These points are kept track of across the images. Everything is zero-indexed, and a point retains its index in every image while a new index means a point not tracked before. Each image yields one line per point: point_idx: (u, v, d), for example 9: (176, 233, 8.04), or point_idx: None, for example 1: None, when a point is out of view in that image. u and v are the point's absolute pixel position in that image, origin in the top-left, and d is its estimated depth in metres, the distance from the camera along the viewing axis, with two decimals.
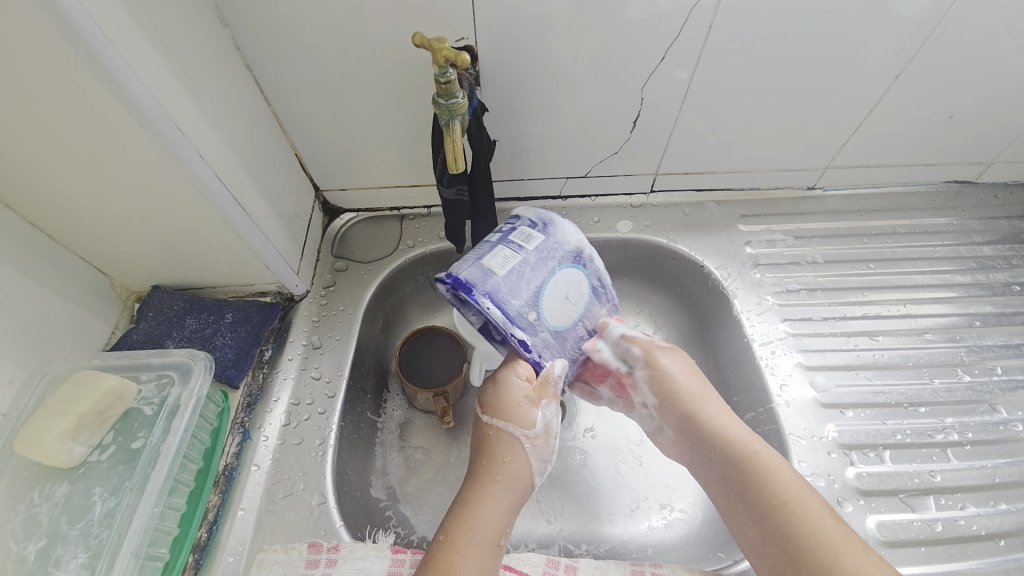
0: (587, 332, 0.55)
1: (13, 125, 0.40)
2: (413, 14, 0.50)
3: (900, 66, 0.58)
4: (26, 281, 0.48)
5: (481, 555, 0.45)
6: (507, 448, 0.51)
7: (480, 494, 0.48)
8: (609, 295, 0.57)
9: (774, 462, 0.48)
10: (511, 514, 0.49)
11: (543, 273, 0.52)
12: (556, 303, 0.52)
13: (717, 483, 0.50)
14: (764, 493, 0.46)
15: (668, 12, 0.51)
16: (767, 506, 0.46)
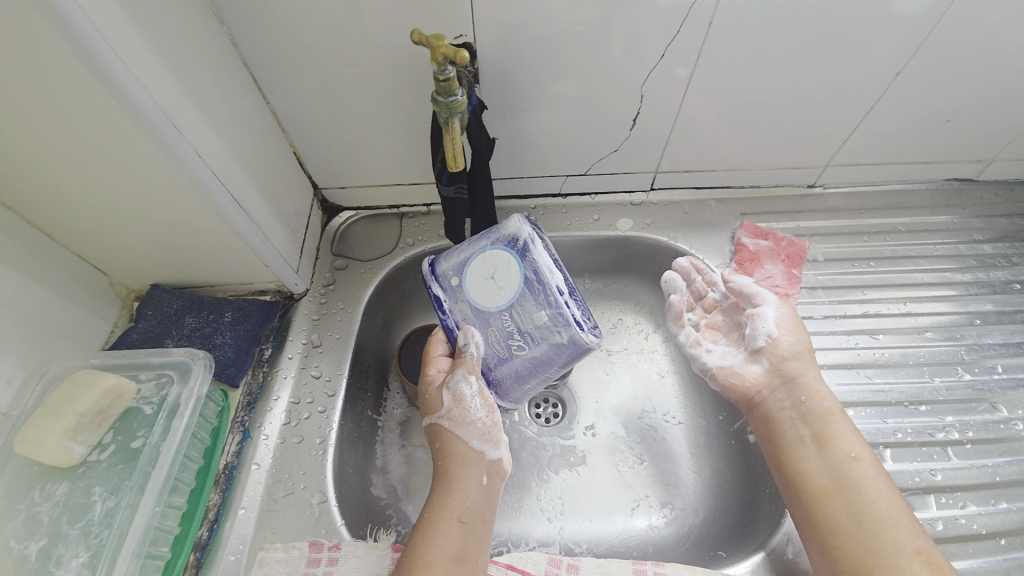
0: (519, 330, 0.53)
1: (8, 123, 0.39)
2: (411, 11, 0.50)
3: (901, 63, 0.57)
4: (24, 280, 0.48)
5: (446, 534, 0.49)
6: (438, 435, 0.55)
7: (437, 487, 0.52)
8: (551, 297, 0.53)
9: (851, 430, 0.53)
10: (472, 491, 0.52)
11: (476, 248, 0.57)
12: (479, 284, 0.55)
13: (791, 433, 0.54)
14: (842, 448, 0.52)
15: (668, 9, 0.51)
16: (843, 458, 0.51)
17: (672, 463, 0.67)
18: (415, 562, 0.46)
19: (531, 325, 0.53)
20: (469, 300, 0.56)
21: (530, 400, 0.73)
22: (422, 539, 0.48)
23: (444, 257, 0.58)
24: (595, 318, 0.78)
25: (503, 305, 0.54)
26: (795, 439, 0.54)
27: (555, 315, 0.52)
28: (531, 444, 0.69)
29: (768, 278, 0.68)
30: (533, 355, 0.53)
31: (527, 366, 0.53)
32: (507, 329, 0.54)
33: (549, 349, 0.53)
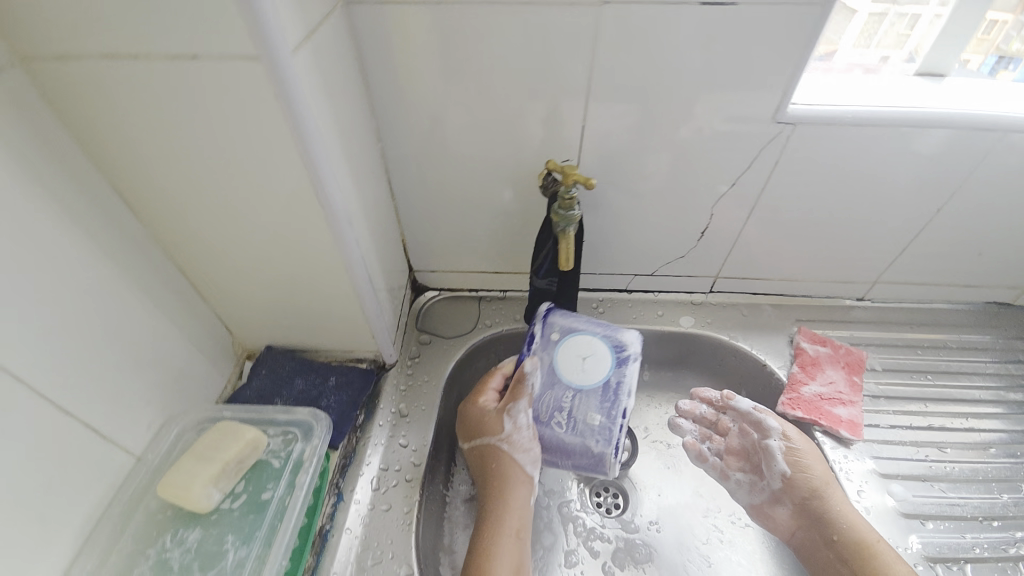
0: (568, 412, 0.57)
1: (220, 210, 0.48)
2: (534, 137, 0.61)
3: (942, 199, 0.67)
4: (179, 335, 0.54)
5: (504, 546, 0.54)
6: (494, 456, 0.59)
7: (493, 508, 0.57)
8: (615, 411, 0.56)
9: (892, 557, 0.56)
10: (526, 509, 0.57)
11: (589, 328, 0.62)
12: (569, 358, 0.60)
13: (824, 560, 0.59)
14: (876, 568, 0.55)
15: (744, 149, 0.62)
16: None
17: (741, 569, 0.66)
18: (480, 571, 0.52)
19: (581, 416, 0.57)
20: (554, 358, 0.60)
21: (592, 487, 0.73)
22: (484, 554, 0.53)
23: (560, 313, 0.64)
24: (653, 408, 0.80)
25: (574, 381, 0.59)
26: (829, 564, 0.58)
27: (606, 425, 0.56)
28: (594, 535, 0.69)
29: (830, 381, 0.71)
30: (563, 436, 0.57)
31: (552, 441, 0.57)
32: (561, 402, 0.58)
33: (580, 444, 0.56)
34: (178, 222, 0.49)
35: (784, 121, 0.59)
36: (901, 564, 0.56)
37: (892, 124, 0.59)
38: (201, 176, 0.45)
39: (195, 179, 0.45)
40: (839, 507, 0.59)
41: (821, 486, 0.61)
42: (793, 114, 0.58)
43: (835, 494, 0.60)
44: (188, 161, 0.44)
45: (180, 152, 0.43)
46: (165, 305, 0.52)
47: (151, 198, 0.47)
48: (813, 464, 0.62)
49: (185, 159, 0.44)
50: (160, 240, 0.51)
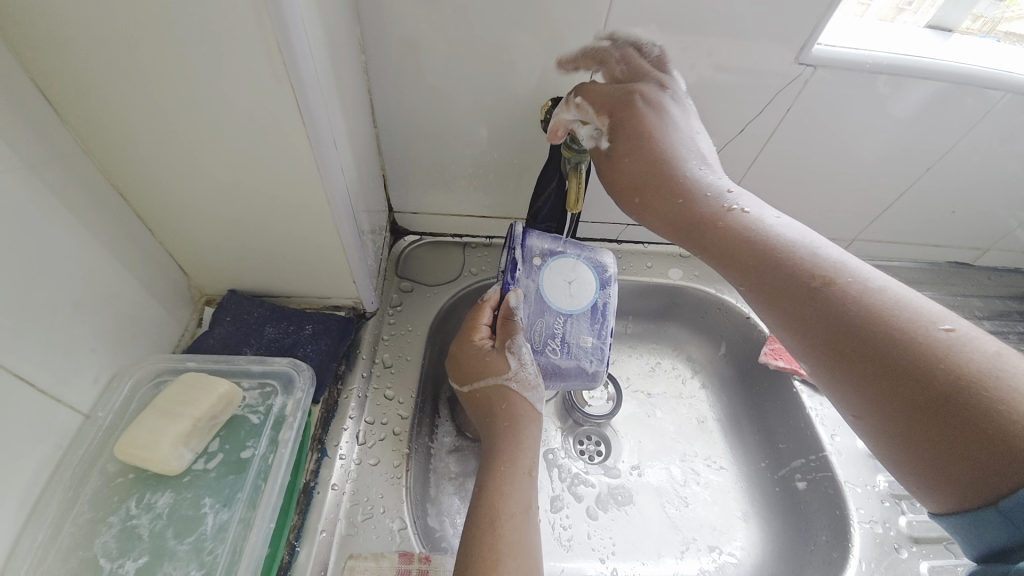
0: (562, 338, 0.57)
1: (171, 122, 0.39)
2: (539, 62, 0.55)
3: (931, 160, 0.67)
4: (125, 273, 0.46)
5: (522, 488, 0.47)
6: (498, 397, 0.53)
7: (501, 446, 0.50)
8: (604, 331, 0.58)
9: (942, 333, 0.35)
10: (537, 450, 0.51)
11: (570, 251, 0.60)
12: (555, 282, 0.59)
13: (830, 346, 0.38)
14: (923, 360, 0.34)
15: (756, 91, 0.59)
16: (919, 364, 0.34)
17: (716, 507, 0.69)
18: (495, 517, 0.44)
19: (575, 340, 0.57)
20: (539, 283, 0.58)
21: (576, 436, 0.72)
22: (496, 494, 0.46)
23: (537, 235, 0.60)
24: (635, 358, 0.81)
25: (562, 305, 0.58)
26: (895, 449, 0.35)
27: (598, 347, 0.57)
28: (579, 480, 0.69)
29: None
30: (561, 359, 0.56)
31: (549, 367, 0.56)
32: (553, 329, 0.57)
33: (575, 367, 0.56)
34: (117, 134, 0.40)
35: (806, 63, 0.56)
36: (936, 325, 0.35)
37: (904, 76, 0.57)
38: (145, 79, 0.36)
39: (137, 80, 0.36)
40: (795, 267, 0.42)
41: (804, 257, 0.42)
42: (817, 55, 0.55)
43: (787, 264, 0.42)
44: (128, 57, 0.34)
45: (116, 44, 0.34)
46: (105, 238, 0.44)
47: (79, 103, 0.37)
48: None
49: (122, 56, 0.34)
50: (92, 157, 0.41)
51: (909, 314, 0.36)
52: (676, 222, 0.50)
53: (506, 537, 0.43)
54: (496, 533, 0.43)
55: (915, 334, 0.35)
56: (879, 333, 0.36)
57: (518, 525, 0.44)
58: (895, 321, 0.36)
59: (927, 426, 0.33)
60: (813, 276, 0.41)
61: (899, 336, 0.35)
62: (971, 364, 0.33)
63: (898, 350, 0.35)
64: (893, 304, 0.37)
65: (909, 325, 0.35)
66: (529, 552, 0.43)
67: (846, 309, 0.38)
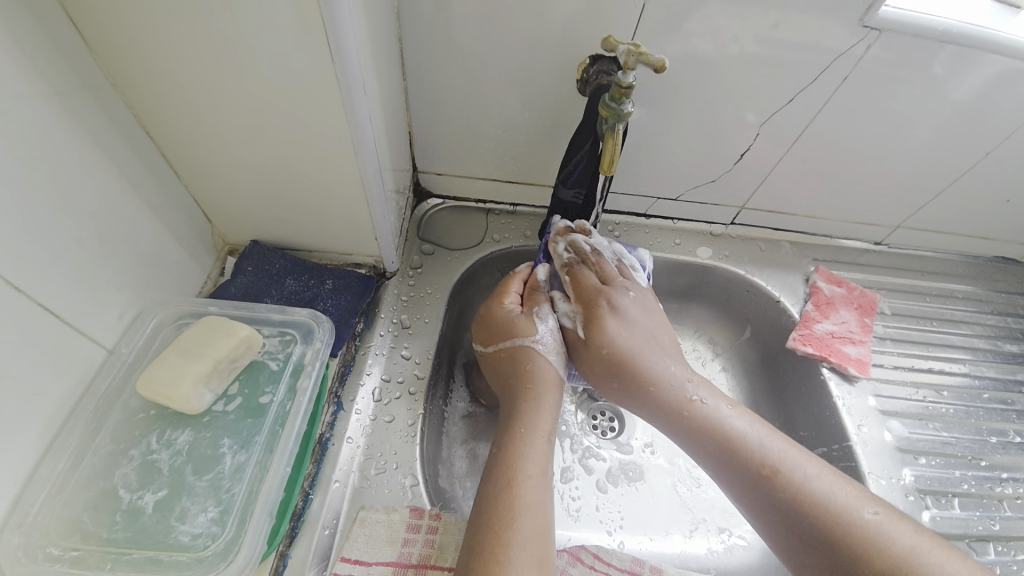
0: (591, 322, 0.57)
1: (199, 58, 0.38)
2: (582, 17, 0.52)
3: (995, 144, 0.62)
4: (149, 215, 0.46)
5: (539, 448, 0.47)
6: (525, 359, 0.53)
7: (520, 408, 0.50)
8: None
9: (887, 530, 0.43)
10: (557, 415, 0.51)
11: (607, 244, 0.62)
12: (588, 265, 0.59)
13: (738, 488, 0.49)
14: (821, 537, 0.43)
15: (813, 58, 0.54)
16: (823, 539, 0.43)
17: (728, 490, 0.68)
18: (511, 477, 0.44)
19: None
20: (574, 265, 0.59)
21: (589, 410, 0.72)
22: (513, 454, 0.46)
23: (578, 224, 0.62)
24: None
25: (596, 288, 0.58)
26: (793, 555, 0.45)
27: None
28: (591, 453, 0.68)
29: (842, 321, 0.70)
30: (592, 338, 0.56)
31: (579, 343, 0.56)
32: (584, 312, 0.57)
33: (599, 351, 0.57)
34: (143, 68, 0.39)
35: (870, 27, 0.51)
36: (892, 536, 0.42)
37: (974, 48, 0.53)
38: (171, 8, 0.34)
39: (163, 9, 0.35)
40: (729, 436, 0.49)
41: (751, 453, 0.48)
42: (883, 18, 0.51)
43: (717, 429, 0.50)
44: None
45: None
46: (129, 176, 0.43)
47: (106, 31, 0.36)
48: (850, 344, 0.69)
49: None
50: (119, 91, 0.41)
51: (823, 489, 0.46)
52: (611, 369, 0.54)
53: (520, 498, 0.43)
54: (511, 493, 0.43)
55: (853, 527, 0.43)
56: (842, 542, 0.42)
57: (534, 486, 0.44)
58: (844, 531, 0.43)
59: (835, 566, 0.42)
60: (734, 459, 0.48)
61: (846, 549, 0.42)
62: (904, 556, 0.41)
63: (837, 536, 0.43)
64: (866, 528, 0.43)
65: (829, 497, 0.45)
66: (541, 514, 0.43)
67: (778, 495, 0.46)
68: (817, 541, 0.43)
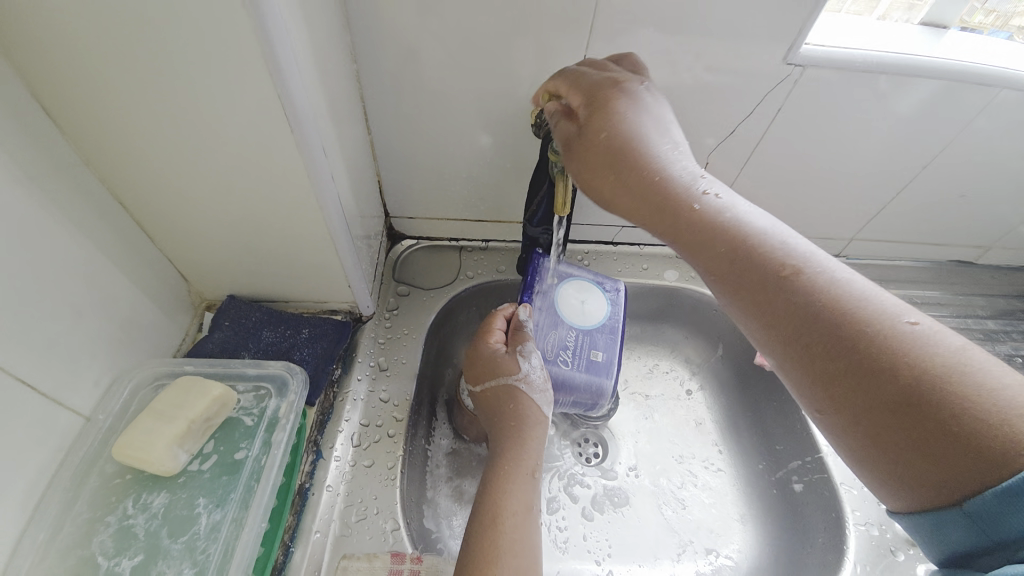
0: (573, 348, 0.59)
1: (168, 133, 0.41)
2: (530, 68, 0.56)
3: (928, 158, 0.67)
4: (126, 280, 0.47)
5: (524, 489, 0.47)
6: (511, 399, 0.54)
7: (508, 446, 0.50)
8: (613, 346, 0.60)
9: (919, 330, 0.31)
10: (542, 451, 0.51)
11: (586, 276, 0.65)
12: (567, 302, 0.62)
13: (763, 333, 0.37)
14: (854, 353, 0.32)
15: (745, 94, 0.59)
16: (854, 356, 0.32)
17: (713, 510, 0.68)
18: (494, 514, 0.45)
19: (585, 353, 0.59)
20: (554, 300, 0.62)
21: (572, 439, 0.73)
22: (498, 491, 0.47)
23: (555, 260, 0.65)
24: (633, 360, 0.80)
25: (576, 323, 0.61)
26: (845, 425, 0.32)
27: (609, 360, 0.59)
28: (576, 481, 0.69)
29: None
30: (577, 369, 0.58)
31: (558, 378, 0.58)
32: (564, 341, 0.59)
33: (585, 380, 0.58)
34: (114, 146, 0.42)
35: (794, 63, 0.56)
36: (931, 338, 0.31)
37: (894, 74, 0.57)
38: (139, 92, 0.37)
39: (131, 93, 0.37)
40: (762, 262, 0.38)
41: (805, 275, 0.36)
42: (805, 55, 0.55)
43: (756, 257, 0.38)
44: (122, 73, 0.36)
45: (109, 59, 0.35)
46: (105, 246, 0.45)
47: (79, 115, 0.39)
48: None
49: (116, 70, 0.36)
50: (92, 167, 0.43)
51: (850, 298, 0.34)
52: (612, 157, 0.44)
53: (504, 533, 0.43)
54: (496, 529, 0.44)
55: (895, 336, 0.31)
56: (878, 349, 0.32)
57: (518, 521, 0.45)
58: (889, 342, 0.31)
59: (887, 401, 0.31)
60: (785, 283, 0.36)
61: (874, 343, 0.32)
62: (944, 363, 0.30)
63: (880, 351, 0.31)
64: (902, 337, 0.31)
65: (864, 308, 0.33)
66: (528, 549, 0.43)
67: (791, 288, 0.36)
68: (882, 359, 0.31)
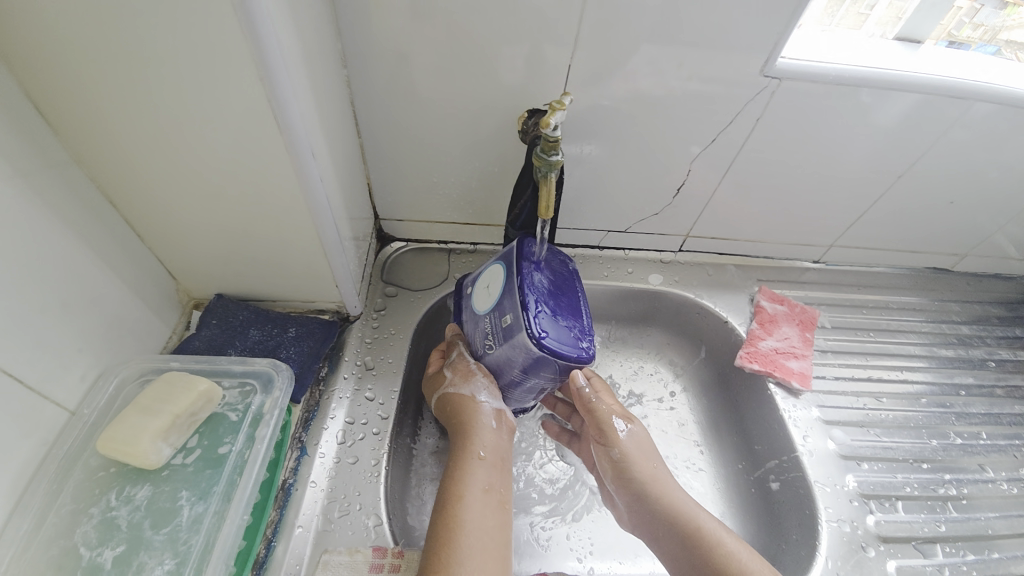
0: (492, 332, 0.53)
1: (162, 134, 0.41)
2: (516, 75, 0.58)
3: (902, 167, 0.69)
4: (115, 276, 0.48)
5: (479, 474, 0.52)
6: (450, 399, 0.57)
7: (461, 441, 0.55)
8: (523, 297, 0.51)
9: (732, 549, 0.52)
10: (497, 437, 0.55)
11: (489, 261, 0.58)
12: (480, 293, 0.57)
13: (643, 520, 0.57)
14: (694, 550, 0.52)
15: (723, 104, 0.61)
16: (687, 543, 0.53)
17: None
18: (448, 500, 0.50)
19: (501, 327, 0.52)
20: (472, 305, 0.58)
21: (557, 437, 0.73)
22: (453, 480, 0.52)
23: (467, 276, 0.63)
24: (619, 362, 0.81)
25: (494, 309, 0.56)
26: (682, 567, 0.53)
27: (523, 316, 0.50)
28: (561, 481, 0.70)
29: (785, 338, 0.73)
30: (502, 355, 0.52)
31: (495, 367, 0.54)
32: (485, 331, 0.54)
33: (512, 354, 0.51)
34: (105, 146, 0.42)
35: (771, 75, 0.58)
36: (733, 550, 0.52)
37: (868, 87, 0.59)
38: (131, 94, 0.38)
39: (124, 95, 0.38)
40: (645, 488, 0.57)
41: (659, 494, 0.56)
42: (780, 68, 0.57)
43: (648, 490, 0.57)
44: (115, 76, 0.37)
45: (103, 61, 0.36)
46: (96, 242, 0.46)
47: (73, 114, 0.40)
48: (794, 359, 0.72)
49: (109, 72, 0.37)
50: (84, 166, 0.44)
51: (692, 514, 0.55)
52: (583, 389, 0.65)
53: (459, 517, 0.48)
54: (449, 514, 0.49)
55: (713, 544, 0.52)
56: (703, 552, 0.52)
57: (471, 504, 0.50)
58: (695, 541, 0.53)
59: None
60: (679, 516, 0.54)
61: (704, 556, 0.52)
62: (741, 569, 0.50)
63: (700, 555, 0.52)
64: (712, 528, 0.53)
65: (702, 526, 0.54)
66: (483, 529, 0.48)
67: (641, 491, 0.57)
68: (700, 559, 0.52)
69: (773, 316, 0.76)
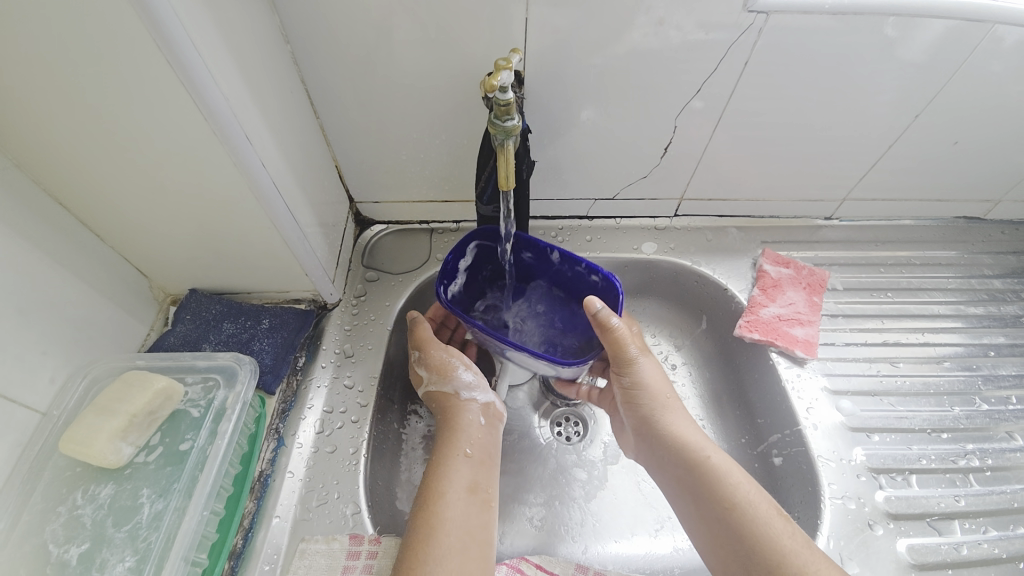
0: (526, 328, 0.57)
1: (89, 129, 0.40)
2: (468, 36, 0.52)
3: (918, 107, 0.60)
4: (74, 279, 0.48)
5: (460, 467, 0.50)
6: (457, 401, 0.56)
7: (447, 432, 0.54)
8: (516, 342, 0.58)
9: (757, 505, 0.48)
10: (476, 431, 0.54)
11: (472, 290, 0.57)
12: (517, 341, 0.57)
13: (671, 475, 0.53)
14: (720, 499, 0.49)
15: (705, 52, 0.54)
16: (722, 505, 0.49)
17: None
18: (430, 494, 0.48)
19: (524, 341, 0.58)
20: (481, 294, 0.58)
21: (552, 418, 0.70)
22: (435, 475, 0.50)
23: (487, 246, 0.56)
24: None
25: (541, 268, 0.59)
26: (709, 520, 0.49)
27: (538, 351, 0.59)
28: (555, 461, 0.67)
29: (789, 303, 0.69)
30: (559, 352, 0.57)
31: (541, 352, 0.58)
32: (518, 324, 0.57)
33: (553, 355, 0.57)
34: (38, 145, 0.42)
35: (756, 11, 0.50)
36: (756, 505, 0.48)
37: (872, 15, 0.51)
38: (48, 87, 0.38)
39: (41, 87, 0.38)
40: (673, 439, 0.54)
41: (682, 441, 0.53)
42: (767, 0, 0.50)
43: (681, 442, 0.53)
44: (29, 69, 0.36)
45: (11, 52, 0.35)
46: (48, 248, 0.46)
47: (1, 114, 0.40)
48: (798, 327, 0.67)
49: (19, 64, 0.36)
50: (25, 170, 0.44)
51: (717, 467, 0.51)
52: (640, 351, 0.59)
53: (438, 514, 0.47)
54: (428, 511, 0.47)
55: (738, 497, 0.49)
56: (721, 500, 0.49)
57: (453, 502, 0.48)
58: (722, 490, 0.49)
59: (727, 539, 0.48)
60: (690, 467, 0.52)
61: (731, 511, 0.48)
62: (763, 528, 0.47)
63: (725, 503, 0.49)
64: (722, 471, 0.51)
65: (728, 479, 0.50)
66: (463, 529, 0.47)
67: (666, 438, 0.54)
68: (707, 512, 0.50)
69: (776, 281, 0.70)
